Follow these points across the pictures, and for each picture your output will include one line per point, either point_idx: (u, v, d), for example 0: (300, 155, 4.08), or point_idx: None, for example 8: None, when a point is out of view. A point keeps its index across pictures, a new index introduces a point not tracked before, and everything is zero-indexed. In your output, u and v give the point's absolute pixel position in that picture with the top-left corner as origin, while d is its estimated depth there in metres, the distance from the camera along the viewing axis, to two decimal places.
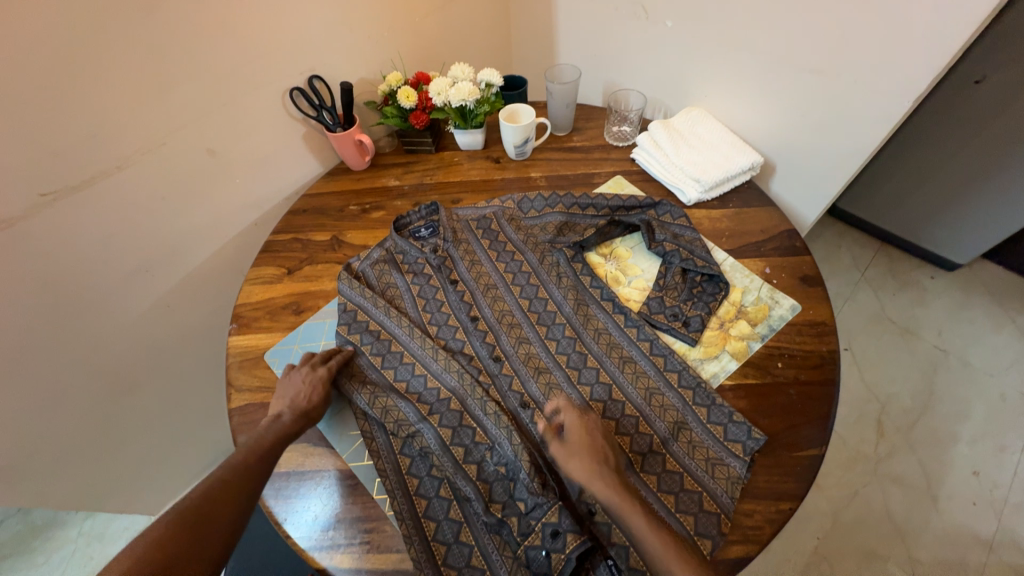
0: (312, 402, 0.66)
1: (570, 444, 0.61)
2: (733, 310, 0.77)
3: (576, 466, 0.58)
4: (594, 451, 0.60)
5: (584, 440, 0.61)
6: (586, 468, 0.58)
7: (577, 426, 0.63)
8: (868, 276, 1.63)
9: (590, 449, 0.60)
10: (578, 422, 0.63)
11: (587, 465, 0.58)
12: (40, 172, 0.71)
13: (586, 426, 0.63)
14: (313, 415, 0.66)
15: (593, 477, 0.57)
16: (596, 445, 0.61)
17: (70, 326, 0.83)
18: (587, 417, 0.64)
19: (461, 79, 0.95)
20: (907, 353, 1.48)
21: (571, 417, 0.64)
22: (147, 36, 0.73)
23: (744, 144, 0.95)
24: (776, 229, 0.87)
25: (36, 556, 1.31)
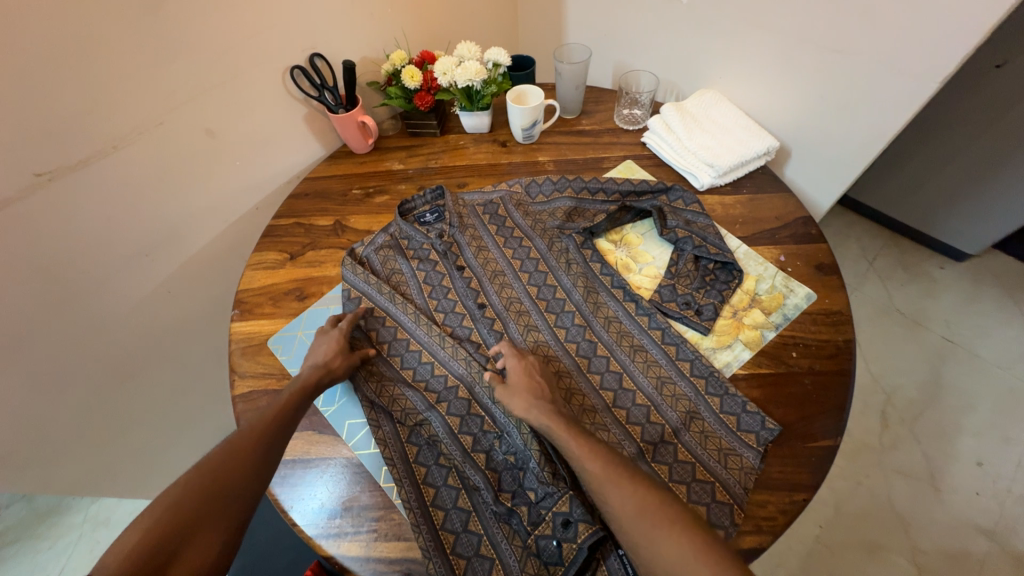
0: (330, 355, 0.66)
1: (511, 383, 0.63)
2: (747, 299, 0.75)
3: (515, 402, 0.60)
4: (532, 388, 0.62)
5: (524, 381, 0.63)
6: (525, 402, 0.60)
7: (516, 368, 0.65)
8: (877, 266, 1.61)
9: (530, 388, 0.62)
10: (519, 365, 0.66)
11: (525, 401, 0.60)
12: (34, 152, 0.68)
13: (525, 367, 0.66)
14: (333, 366, 0.66)
15: (529, 410, 0.59)
16: (535, 382, 0.63)
17: (70, 311, 0.82)
18: (526, 359, 0.67)
19: (468, 58, 0.92)
20: (914, 344, 1.47)
21: (514, 362, 0.66)
22: (141, 10, 0.70)
23: (759, 128, 0.92)
24: (791, 216, 0.85)
25: (44, 540, 1.33)
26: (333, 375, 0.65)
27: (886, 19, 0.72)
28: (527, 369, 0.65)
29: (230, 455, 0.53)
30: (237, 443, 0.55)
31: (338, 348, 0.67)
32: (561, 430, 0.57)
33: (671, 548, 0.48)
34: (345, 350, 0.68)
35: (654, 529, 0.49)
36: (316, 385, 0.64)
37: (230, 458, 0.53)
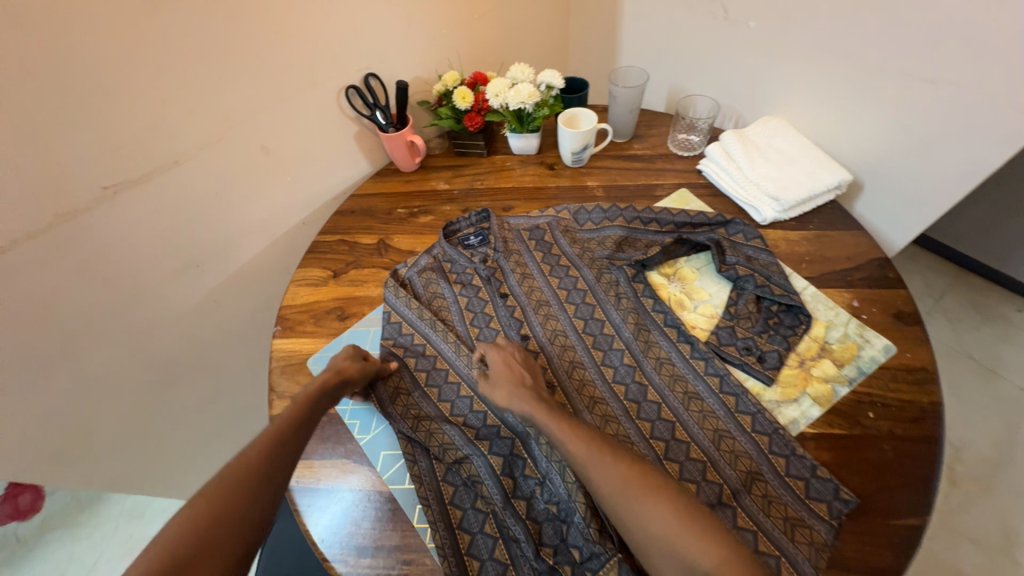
0: (342, 360, 0.67)
1: (493, 375, 0.64)
2: (815, 347, 0.68)
3: (499, 394, 0.62)
4: (513, 376, 0.63)
5: (504, 372, 0.64)
6: (507, 393, 0.61)
7: (495, 359, 0.66)
8: (946, 304, 1.47)
9: (510, 377, 0.63)
10: (499, 355, 0.66)
11: (507, 392, 0.61)
12: (101, 164, 0.70)
13: (506, 357, 0.66)
14: (349, 371, 0.65)
15: (511, 401, 0.60)
16: (516, 371, 0.64)
17: (124, 316, 0.84)
18: (506, 349, 0.67)
19: (520, 80, 0.90)
20: (989, 395, 1.33)
21: (494, 353, 0.67)
22: (212, 30, 0.72)
23: (830, 160, 0.85)
24: (864, 257, 0.78)
25: (83, 528, 1.38)
26: (347, 378, 0.65)
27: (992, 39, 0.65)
28: (506, 358, 0.66)
29: (237, 484, 0.48)
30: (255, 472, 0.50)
31: (350, 352, 0.68)
32: (543, 415, 0.58)
33: (658, 521, 0.47)
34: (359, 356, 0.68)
35: (644, 503, 0.49)
36: (323, 387, 0.62)
37: (237, 490, 0.48)
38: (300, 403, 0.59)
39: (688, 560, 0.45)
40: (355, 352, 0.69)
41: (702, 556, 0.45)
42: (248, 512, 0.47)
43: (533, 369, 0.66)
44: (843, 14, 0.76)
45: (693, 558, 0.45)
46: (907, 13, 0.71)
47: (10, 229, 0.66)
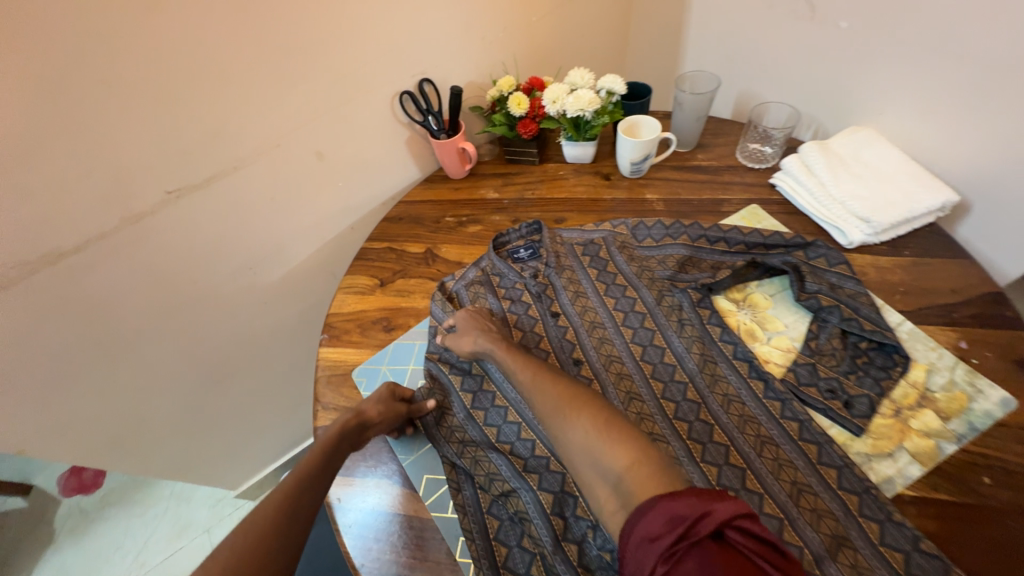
0: (370, 401, 0.64)
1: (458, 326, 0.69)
2: (914, 394, 0.60)
3: (464, 341, 0.67)
4: (479, 326, 0.68)
5: (470, 323, 0.69)
6: (472, 340, 0.66)
7: (461, 314, 0.71)
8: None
9: (476, 325, 0.68)
10: (467, 312, 0.71)
11: (472, 339, 0.67)
12: (165, 171, 0.72)
13: (472, 312, 0.71)
14: (369, 414, 0.62)
15: (474, 346, 0.66)
16: (482, 321, 0.69)
17: (181, 316, 0.86)
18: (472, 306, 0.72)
19: (580, 85, 0.86)
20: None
21: (462, 312, 0.71)
22: (276, 38, 0.72)
23: (932, 177, 0.75)
24: (973, 291, 0.68)
25: (135, 508, 1.45)
26: (366, 423, 0.62)
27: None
28: (472, 315, 0.70)
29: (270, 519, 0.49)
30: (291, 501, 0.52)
31: (381, 394, 0.64)
32: (502, 352, 0.64)
33: (580, 433, 0.54)
34: (388, 399, 0.64)
35: (571, 418, 0.55)
36: (343, 430, 0.60)
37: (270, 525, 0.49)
38: (321, 447, 0.59)
39: (603, 464, 0.51)
40: (391, 392, 0.65)
41: (615, 460, 0.51)
42: (278, 550, 0.48)
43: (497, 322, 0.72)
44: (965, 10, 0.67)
45: (606, 462, 0.51)
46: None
47: (81, 231, 0.69)
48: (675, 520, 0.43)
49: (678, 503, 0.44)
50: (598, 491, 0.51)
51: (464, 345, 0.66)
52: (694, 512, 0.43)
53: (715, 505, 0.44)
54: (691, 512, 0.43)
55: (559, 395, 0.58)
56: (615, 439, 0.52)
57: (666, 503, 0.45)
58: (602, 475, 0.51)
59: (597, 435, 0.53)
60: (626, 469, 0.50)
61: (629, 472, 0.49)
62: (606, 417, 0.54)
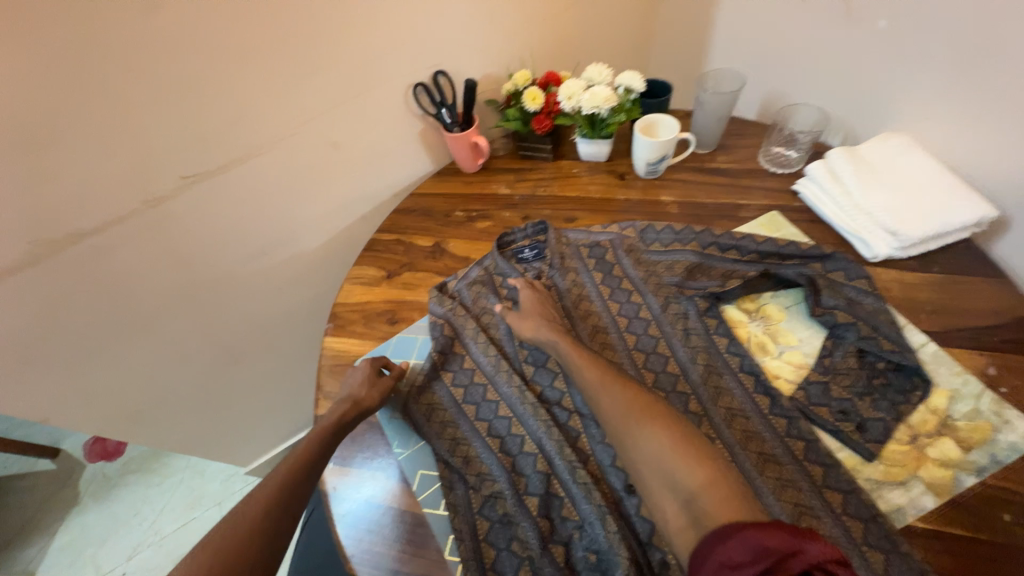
0: (359, 387, 0.65)
1: (524, 309, 0.70)
2: (933, 421, 0.56)
3: (524, 324, 0.67)
4: (545, 315, 0.68)
5: (534, 308, 0.69)
6: (533, 325, 0.66)
7: (529, 296, 0.72)
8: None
9: (539, 312, 0.69)
10: (532, 296, 0.71)
11: (533, 323, 0.67)
12: (182, 157, 0.73)
13: (538, 298, 0.71)
14: (363, 399, 0.64)
15: (536, 331, 0.65)
16: (546, 310, 0.70)
17: (196, 299, 0.88)
18: (539, 291, 0.73)
19: (597, 82, 0.83)
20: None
21: (528, 293, 0.72)
22: (294, 28, 0.72)
23: (969, 190, 0.71)
24: (1007, 313, 0.64)
25: (153, 477, 1.52)
26: (362, 408, 0.64)
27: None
28: (537, 298, 0.71)
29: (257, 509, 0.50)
30: (289, 490, 0.53)
31: (363, 378, 0.66)
32: (566, 344, 0.62)
33: (652, 443, 0.49)
34: (373, 380, 0.66)
35: (644, 425, 0.51)
36: (343, 420, 0.62)
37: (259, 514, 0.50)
38: (319, 434, 0.60)
39: (675, 478, 0.46)
40: (373, 368, 0.68)
41: (690, 475, 0.46)
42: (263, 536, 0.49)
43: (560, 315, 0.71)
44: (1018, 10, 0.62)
45: (680, 476, 0.46)
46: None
47: (101, 213, 0.71)
48: (763, 552, 0.38)
49: (769, 538, 0.38)
50: (664, 506, 0.46)
51: (525, 329, 0.66)
52: (786, 548, 0.37)
53: (807, 545, 0.38)
54: (783, 547, 0.37)
55: (627, 399, 0.53)
56: (691, 456, 0.48)
57: (754, 532, 0.39)
58: (672, 490, 0.46)
59: (672, 448, 0.48)
60: (703, 488, 0.45)
61: (706, 492, 0.44)
62: (681, 432, 0.50)
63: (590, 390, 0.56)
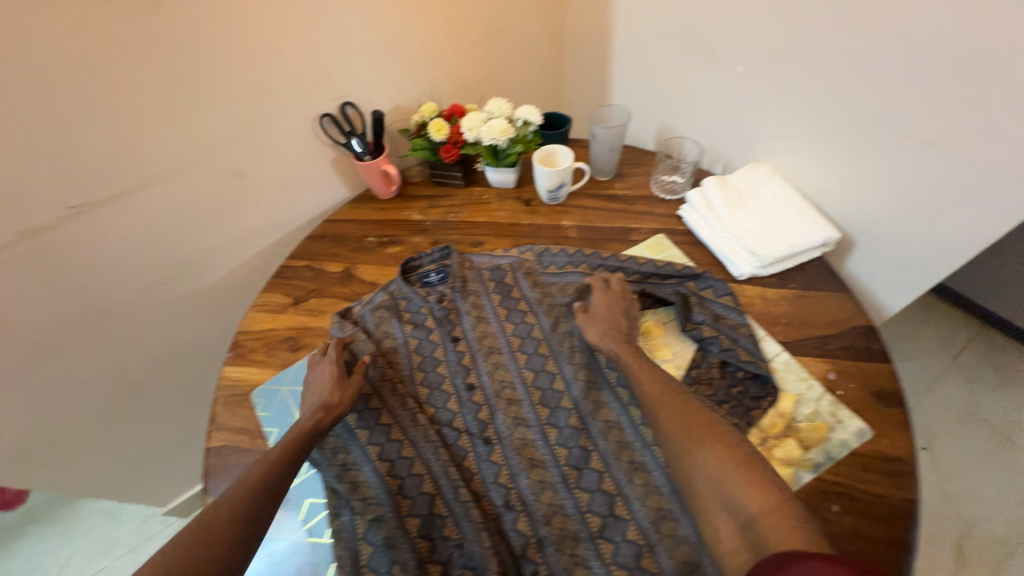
0: (328, 394, 0.64)
1: (592, 312, 0.70)
2: (781, 424, 0.63)
3: (592, 328, 0.68)
4: (610, 320, 0.69)
5: (603, 313, 0.70)
6: (599, 332, 0.67)
7: (600, 298, 0.72)
8: (950, 376, 1.44)
9: (607, 318, 0.69)
10: (604, 298, 0.71)
11: (600, 330, 0.67)
12: (67, 185, 0.72)
13: (608, 300, 0.71)
14: (333, 406, 0.63)
15: (603, 339, 0.67)
16: (611, 315, 0.70)
17: (90, 331, 0.84)
18: (612, 292, 0.72)
19: (496, 114, 0.89)
20: (963, 454, 1.32)
21: (599, 294, 0.72)
22: (188, 60, 0.73)
23: (817, 214, 0.80)
24: (847, 323, 0.72)
25: (60, 523, 1.38)
26: (332, 415, 0.63)
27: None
28: (607, 300, 0.71)
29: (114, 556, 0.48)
30: None
31: (332, 385, 0.65)
32: (630, 359, 0.64)
33: (713, 463, 0.51)
34: (342, 382, 0.66)
35: (706, 443, 0.53)
36: (317, 428, 0.61)
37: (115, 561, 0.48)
38: (290, 442, 0.59)
39: (735, 500, 0.49)
40: (338, 369, 0.67)
41: (749, 499, 0.48)
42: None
43: (629, 318, 0.70)
44: (847, 61, 0.72)
45: (738, 500, 0.49)
46: (921, 76, 0.66)
47: None
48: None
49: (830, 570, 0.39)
50: (718, 525, 0.49)
51: (593, 333, 0.68)
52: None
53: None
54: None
55: (689, 416, 0.56)
56: (749, 478, 0.50)
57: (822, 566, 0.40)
58: (729, 511, 0.49)
59: (732, 469, 0.50)
60: (761, 513, 0.47)
61: (765, 518, 0.47)
62: (739, 454, 0.52)
63: (650, 403, 0.59)
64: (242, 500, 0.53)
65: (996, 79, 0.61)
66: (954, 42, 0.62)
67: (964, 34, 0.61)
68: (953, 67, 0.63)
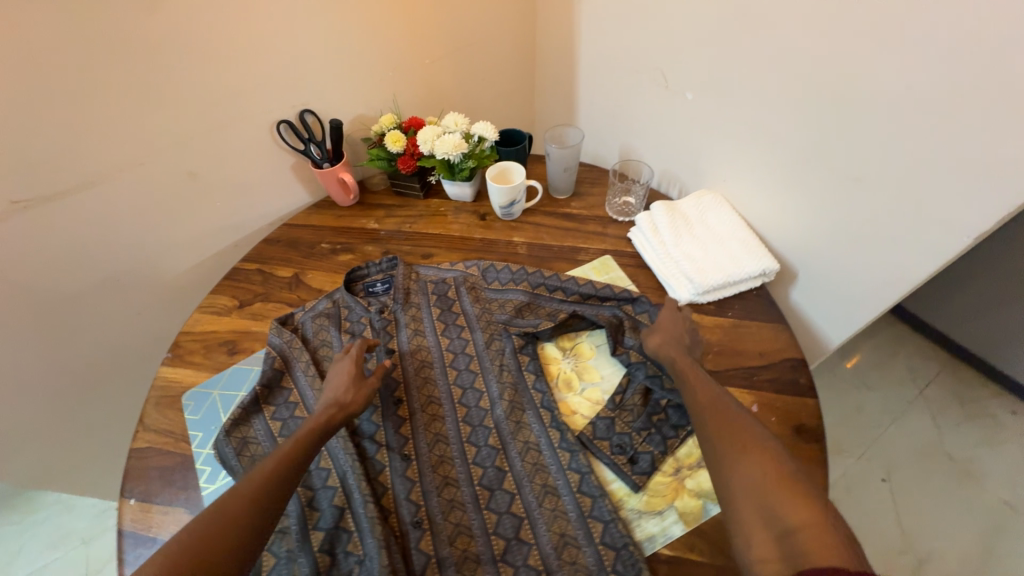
0: (343, 393, 0.64)
1: (659, 324, 0.69)
2: (696, 454, 0.63)
3: (653, 335, 0.67)
4: (674, 334, 0.67)
5: (668, 326, 0.68)
6: (660, 341, 0.66)
7: (667, 314, 0.70)
8: (917, 407, 1.42)
9: (669, 330, 0.67)
10: (670, 313, 0.70)
11: (662, 339, 0.66)
12: (11, 180, 0.72)
13: (675, 318, 0.69)
14: (345, 403, 0.63)
15: (662, 346, 0.65)
16: (677, 330, 0.68)
17: (36, 325, 0.84)
18: (680, 313, 0.70)
19: (452, 129, 0.90)
20: (925, 487, 1.30)
21: (667, 309, 0.71)
22: (138, 63, 0.74)
23: (759, 244, 0.80)
24: (778, 355, 0.72)
25: (13, 512, 1.37)
26: (343, 413, 0.62)
27: (950, 154, 0.59)
28: (674, 318, 0.69)
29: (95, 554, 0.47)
30: None
31: (348, 382, 0.64)
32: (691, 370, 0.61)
33: (754, 470, 0.48)
34: (358, 382, 0.65)
35: (750, 451, 0.50)
36: (328, 424, 0.61)
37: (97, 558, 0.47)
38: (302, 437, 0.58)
39: (773, 511, 0.45)
40: (356, 369, 0.66)
41: (789, 511, 0.44)
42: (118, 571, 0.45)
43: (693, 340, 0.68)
44: (790, 93, 0.72)
45: (778, 511, 0.45)
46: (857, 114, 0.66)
47: None
48: None
49: None
50: (753, 533, 0.45)
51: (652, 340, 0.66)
52: None
53: None
54: None
55: (729, 424, 0.53)
56: (791, 488, 0.46)
57: None
58: (766, 520, 0.45)
59: (774, 477, 0.47)
60: (802, 525, 0.43)
61: (805, 531, 0.43)
62: (782, 462, 0.48)
63: (693, 412, 0.57)
64: (253, 493, 0.51)
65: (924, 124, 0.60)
66: (886, 84, 0.61)
67: (895, 76, 0.60)
68: (886, 109, 0.62)
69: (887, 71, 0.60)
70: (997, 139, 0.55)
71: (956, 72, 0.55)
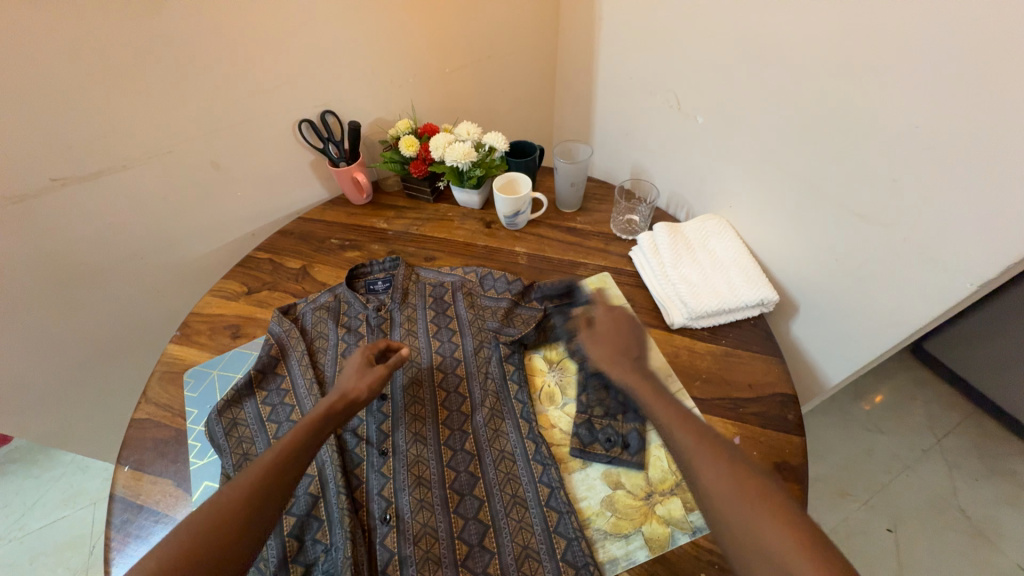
0: (348, 381, 0.63)
1: (597, 330, 0.67)
2: (670, 480, 0.62)
3: (600, 351, 0.65)
4: (618, 343, 0.65)
5: (609, 331, 0.66)
6: (608, 356, 0.64)
7: (606, 317, 0.68)
8: (932, 457, 1.35)
9: (614, 341, 0.65)
10: (608, 315, 0.68)
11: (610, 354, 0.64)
12: (53, 162, 0.77)
13: (614, 317, 0.68)
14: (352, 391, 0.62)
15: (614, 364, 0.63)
16: (617, 335, 0.66)
17: (63, 296, 0.89)
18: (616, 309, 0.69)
19: (463, 138, 0.92)
20: (934, 544, 1.21)
21: (603, 311, 0.69)
22: (175, 58, 0.79)
23: (760, 273, 0.79)
24: (767, 388, 0.70)
25: (34, 468, 1.46)
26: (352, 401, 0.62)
27: (952, 202, 0.57)
28: (616, 320, 0.67)
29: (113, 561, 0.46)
30: None
31: (354, 372, 0.64)
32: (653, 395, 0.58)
33: (742, 503, 0.46)
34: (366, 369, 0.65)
35: (708, 456, 0.50)
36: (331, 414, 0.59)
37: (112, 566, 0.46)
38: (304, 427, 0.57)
39: (769, 546, 0.43)
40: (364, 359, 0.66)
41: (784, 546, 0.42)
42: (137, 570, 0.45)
43: (636, 339, 0.65)
44: (799, 124, 0.71)
45: (774, 547, 0.43)
46: (865, 153, 0.64)
47: None
48: None
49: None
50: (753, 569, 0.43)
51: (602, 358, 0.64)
52: None
53: None
54: None
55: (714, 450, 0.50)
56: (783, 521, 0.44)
57: None
58: (763, 555, 0.43)
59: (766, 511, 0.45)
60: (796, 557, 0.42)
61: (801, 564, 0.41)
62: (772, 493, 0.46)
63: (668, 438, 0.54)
64: (252, 491, 0.50)
65: (928, 167, 0.58)
66: (892, 124, 0.60)
67: (901, 114, 0.59)
68: (890, 149, 0.61)
69: (895, 110, 0.59)
70: (993, 183, 0.53)
71: (963, 116, 0.53)
